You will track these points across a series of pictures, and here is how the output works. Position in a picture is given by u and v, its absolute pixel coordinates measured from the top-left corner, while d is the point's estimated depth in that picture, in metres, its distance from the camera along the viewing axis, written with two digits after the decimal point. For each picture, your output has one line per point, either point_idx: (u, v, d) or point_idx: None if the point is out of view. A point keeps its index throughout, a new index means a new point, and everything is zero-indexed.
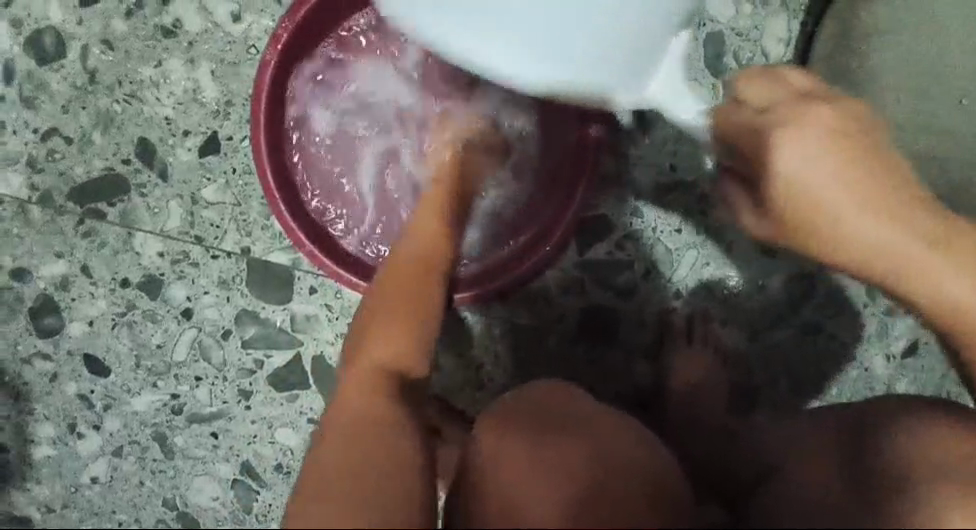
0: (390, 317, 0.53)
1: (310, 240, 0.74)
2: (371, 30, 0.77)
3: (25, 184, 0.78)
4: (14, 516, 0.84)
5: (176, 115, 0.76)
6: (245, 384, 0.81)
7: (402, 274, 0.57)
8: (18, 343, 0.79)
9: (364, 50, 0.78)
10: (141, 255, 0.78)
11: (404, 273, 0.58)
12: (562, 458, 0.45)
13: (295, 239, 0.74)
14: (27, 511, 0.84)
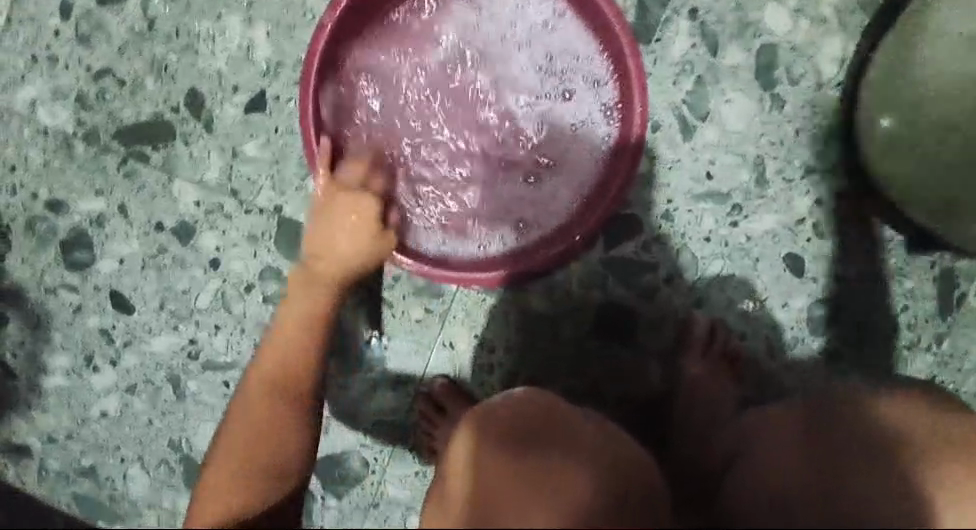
0: (240, 434, 0.61)
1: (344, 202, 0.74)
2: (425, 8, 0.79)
3: (72, 120, 0.80)
4: (13, 444, 0.85)
5: (227, 69, 0.78)
6: (261, 338, 0.83)
7: (268, 373, 0.63)
8: (46, 272, 0.81)
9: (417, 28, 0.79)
10: (178, 201, 0.80)
11: (264, 379, 0.63)
12: (561, 472, 0.46)
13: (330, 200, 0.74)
14: (27, 439, 0.85)
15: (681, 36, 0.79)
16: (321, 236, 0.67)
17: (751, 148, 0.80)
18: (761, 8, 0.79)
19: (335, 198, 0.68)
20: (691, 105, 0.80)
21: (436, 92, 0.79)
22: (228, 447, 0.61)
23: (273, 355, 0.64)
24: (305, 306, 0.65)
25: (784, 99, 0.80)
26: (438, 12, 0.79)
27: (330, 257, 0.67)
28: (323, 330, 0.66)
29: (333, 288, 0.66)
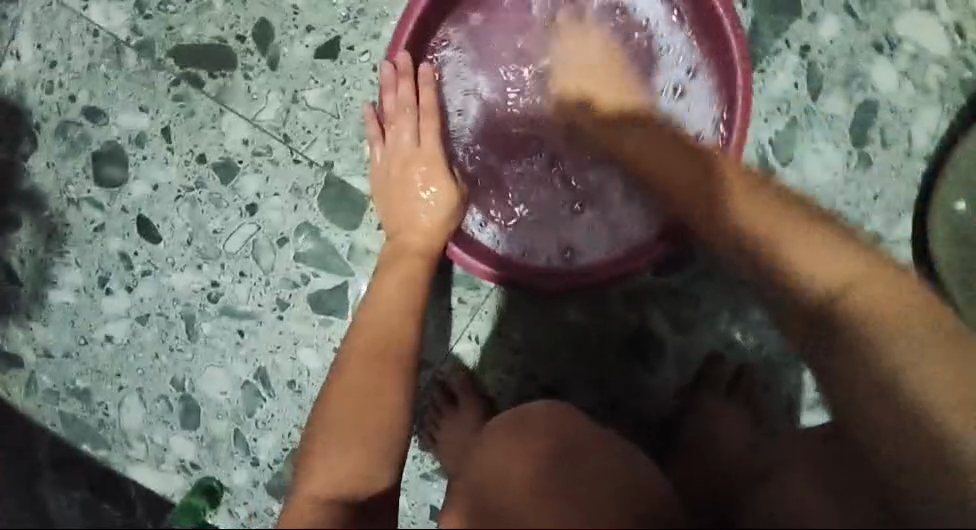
0: (345, 417, 0.57)
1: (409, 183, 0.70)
2: None
3: (126, 26, 0.73)
4: (3, 351, 0.81)
5: (306, 7, 0.73)
6: (285, 294, 0.80)
7: (361, 343, 0.63)
8: (71, 182, 0.76)
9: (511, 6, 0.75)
10: (225, 136, 0.75)
11: (365, 357, 0.62)
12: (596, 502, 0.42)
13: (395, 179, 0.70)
14: (19, 349, 0.81)
15: (785, 71, 0.75)
16: (407, 206, 0.69)
17: (827, 203, 0.77)
18: (872, 61, 0.75)
19: (408, 163, 0.69)
20: (776, 146, 0.77)
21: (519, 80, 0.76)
22: (337, 422, 0.57)
23: (368, 331, 0.64)
24: (398, 275, 0.66)
25: (871, 160, 0.77)
26: None
27: (421, 224, 0.68)
28: (418, 301, 0.66)
29: (423, 265, 0.67)
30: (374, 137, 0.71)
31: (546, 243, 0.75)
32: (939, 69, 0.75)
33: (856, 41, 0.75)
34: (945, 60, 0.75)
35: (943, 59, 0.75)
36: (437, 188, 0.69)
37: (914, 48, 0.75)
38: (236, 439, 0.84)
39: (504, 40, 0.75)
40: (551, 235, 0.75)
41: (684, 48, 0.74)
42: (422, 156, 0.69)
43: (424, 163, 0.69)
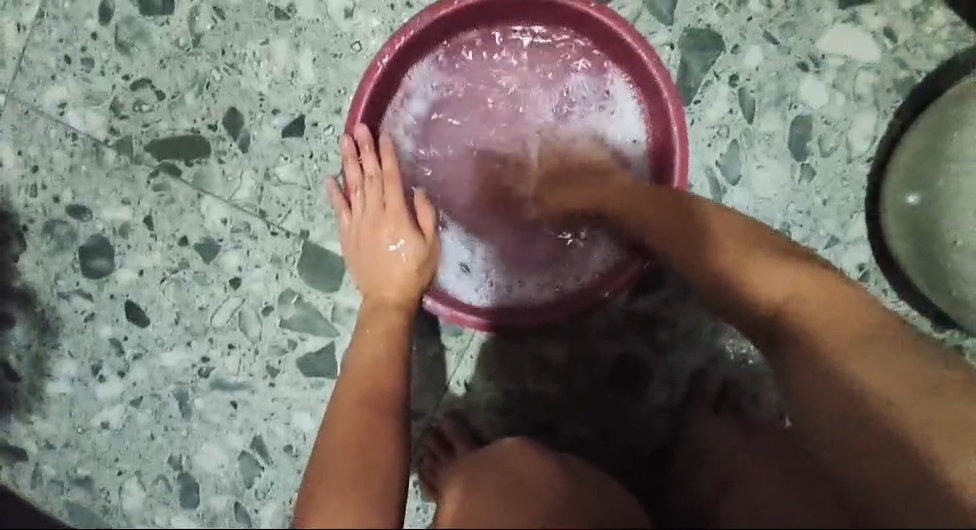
0: (341, 456, 0.57)
1: (369, 245, 0.74)
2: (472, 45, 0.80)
3: (105, 127, 0.79)
4: (3, 449, 0.83)
5: (269, 90, 0.78)
6: (274, 361, 0.82)
7: (349, 390, 0.64)
8: (61, 277, 0.80)
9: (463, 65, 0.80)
10: (205, 218, 0.79)
11: (352, 406, 0.62)
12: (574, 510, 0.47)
13: (360, 244, 0.74)
14: (16, 446, 0.83)
15: (720, 98, 0.81)
16: (380, 263, 0.73)
17: (778, 215, 0.82)
18: (800, 80, 0.81)
19: (378, 220, 0.74)
20: (723, 167, 0.81)
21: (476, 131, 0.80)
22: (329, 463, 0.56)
23: (353, 382, 0.65)
24: (378, 328, 0.70)
25: (815, 170, 0.82)
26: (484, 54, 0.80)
27: (394, 277, 0.72)
28: (400, 346, 0.69)
29: (399, 316, 0.71)
30: (341, 203, 0.75)
31: (523, 286, 0.80)
32: (867, 78, 0.81)
33: (784, 63, 0.81)
34: (872, 68, 0.81)
35: (871, 67, 0.81)
36: (407, 242, 0.73)
37: (841, 61, 0.81)
38: (238, 511, 0.84)
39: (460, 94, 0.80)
40: (528, 274, 0.80)
41: (624, 91, 0.80)
42: (388, 220, 0.73)
43: (392, 223, 0.73)
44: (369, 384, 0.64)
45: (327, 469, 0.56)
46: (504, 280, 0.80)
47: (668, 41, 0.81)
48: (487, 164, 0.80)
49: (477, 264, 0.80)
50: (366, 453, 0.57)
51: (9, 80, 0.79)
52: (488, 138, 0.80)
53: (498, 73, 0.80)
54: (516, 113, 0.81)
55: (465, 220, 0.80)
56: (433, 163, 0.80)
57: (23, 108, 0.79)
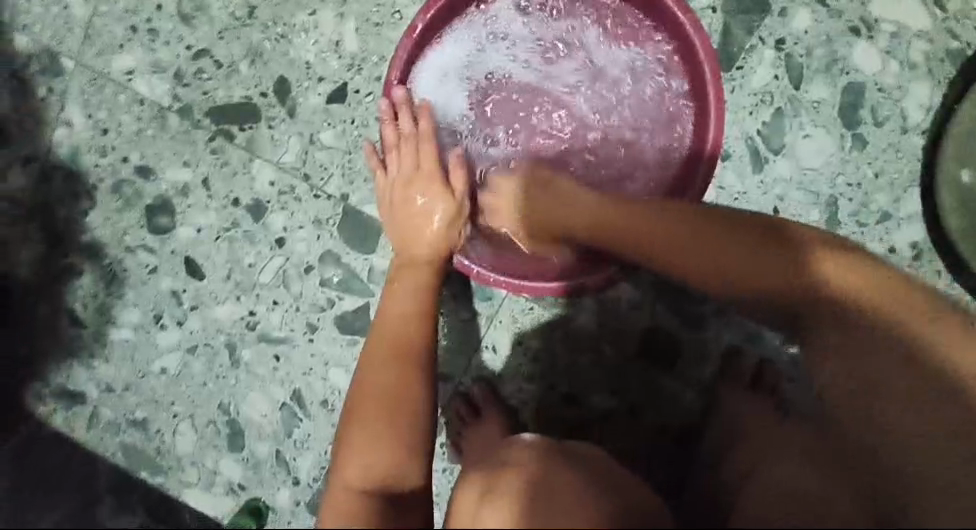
0: (371, 413, 0.61)
1: (399, 201, 0.76)
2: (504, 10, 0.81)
3: (169, 94, 0.85)
4: (70, 389, 0.91)
5: (315, 58, 0.83)
6: (314, 318, 0.87)
7: (380, 342, 0.67)
8: (128, 232, 0.88)
9: (497, 26, 0.81)
10: (255, 181, 0.85)
11: (381, 362, 0.65)
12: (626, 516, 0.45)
13: (390, 200, 0.77)
14: (84, 387, 0.91)
15: (764, 65, 0.78)
16: (413, 220, 0.75)
17: (826, 188, 0.78)
18: (851, 45, 0.77)
19: (414, 179, 0.76)
20: (765, 137, 0.79)
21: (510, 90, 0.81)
22: (357, 421, 0.60)
23: (383, 338, 0.68)
24: (410, 283, 0.72)
25: (866, 140, 0.78)
26: (514, 19, 0.81)
27: (428, 233, 0.75)
28: (430, 295, 0.72)
29: (434, 272, 0.74)
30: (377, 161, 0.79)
31: None
32: (923, 44, 0.77)
33: (833, 28, 0.78)
34: (928, 35, 0.77)
35: (926, 34, 0.77)
36: (437, 200, 0.75)
37: (894, 27, 0.77)
38: (277, 459, 0.90)
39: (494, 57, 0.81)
40: None
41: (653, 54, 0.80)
42: (421, 178, 0.76)
43: (431, 189, 0.76)
44: (399, 337, 0.67)
45: (358, 427, 0.59)
46: None
47: (709, 5, 0.78)
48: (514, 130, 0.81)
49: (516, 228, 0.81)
50: (398, 407, 0.61)
51: (81, 49, 0.86)
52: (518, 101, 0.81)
53: (520, 37, 0.82)
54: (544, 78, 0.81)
55: None
56: (462, 125, 0.81)
57: (93, 74, 0.86)
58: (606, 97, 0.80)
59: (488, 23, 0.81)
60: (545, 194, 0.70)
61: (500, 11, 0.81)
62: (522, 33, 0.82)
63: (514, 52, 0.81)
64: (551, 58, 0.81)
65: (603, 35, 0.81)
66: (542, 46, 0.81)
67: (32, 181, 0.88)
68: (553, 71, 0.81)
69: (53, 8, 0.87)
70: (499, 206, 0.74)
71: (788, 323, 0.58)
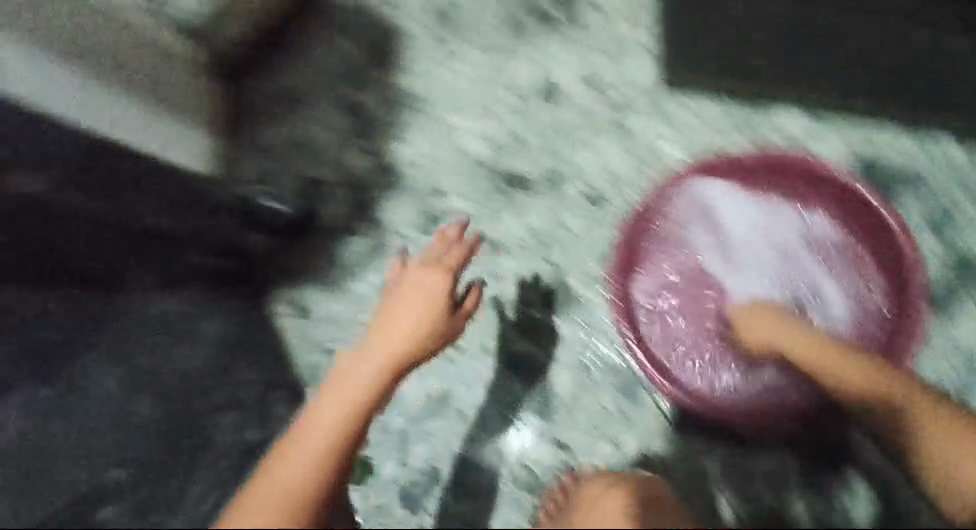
0: (328, 432, 0.80)
1: (617, 279, 1.10)
2: (732, 187, 1.10)
3: (480, 152, 1.17)
4: (304, 305, 1.21)
5: (591, 170, 1.15)
6: (490, 342, 1.11)
7: (328, 398, 0.84)
8: (403, 225, 1.18)
9: (725, 198, 1.10)
10: (504, 228, 1.15)
11: (330, 417, 0.81)
12: None
13: (610, 278, 1.11)
14: (312, 307, 1.21)
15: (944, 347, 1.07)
16: (404, 317, 0.95)
17: None
18: None
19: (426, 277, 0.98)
20: None
21: (714, 248, 1.10)
22: (311, 439, 0.79)
23: (338, 394, 0.84)
24: (380, 359, 0.89)
25: None
26: (739, 198, 1.10)
27: (410, 327, 0.94)
28: (389, 379, 0.89)
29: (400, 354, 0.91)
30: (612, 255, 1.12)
31: (708, 379, 1.07)
32: None
33: None
34: None
35: None
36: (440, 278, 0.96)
37: None
38: (402, 438, 1.09)
39: (713, 219, 1.10)
40: (715, 374, 1.07)
41: (827, 282, 1.08)
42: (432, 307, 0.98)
43: (438, 275, 0.97)
44: (346, 415, 0.82)
45: (305, 447, 0.78)
46: (687, 361, 1.07)
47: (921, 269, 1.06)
48: (705, 276, 1.09)
49: (684, 348, 1.08)
50: (340, 449, 0.79)
51: (441, 99, 1.20)
52: (719, 261, 1.09)
53: (737, 214, 1.10)
54: (743, 252, 1.09)
55: (679, 310, 1.09)
56: (657, 248, 1.11)
57: (438, 119, 1.19)
58: (802, 300, 1.07)
59: (720, 192, 1.10)
60: (776, 332, 0.97)
61: (731, 191, 1.10)
62: (737, 212, 1.10)
63: (728, 223, 1.10)
64: (755, 243, 1.09)
65: (797, 253, 1.09)
66: (750, 229, 1.10)
67: (366, 167, 1.21)
68: (751, 252, 1.09)
69: (434, 65, 1.20)
70: (748, 323, 1.01)
71: (887, 452, 0.95)
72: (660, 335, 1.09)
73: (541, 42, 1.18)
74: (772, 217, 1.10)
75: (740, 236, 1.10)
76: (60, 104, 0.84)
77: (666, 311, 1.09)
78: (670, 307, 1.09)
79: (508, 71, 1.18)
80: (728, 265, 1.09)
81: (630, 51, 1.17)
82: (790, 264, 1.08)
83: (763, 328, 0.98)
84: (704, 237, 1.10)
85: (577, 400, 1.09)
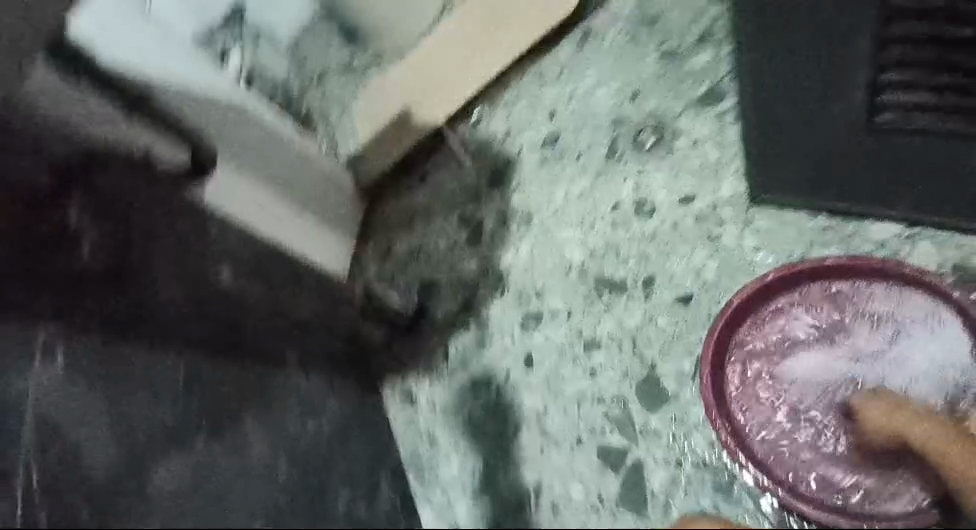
0: None
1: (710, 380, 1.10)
2: (826, 291, 1.13)
3: (577, 259, 1.30)
4: (410, 393, 1.33)
5: (681, 273, 1.23)
6: (584, 436, 1.19)
7: None
8: (505, 323, 1.30)
9: (820, 301, 1.13)
10: (599, 328, 1.24)
11: None
12: None
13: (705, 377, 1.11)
14: (418, 396, 1.32)
15: None
16: None
17: None
18: None
19: None
20: None
21: (812, 352, 1.11)
22: None
23: None
24: None
25: None
26: (835, 302, 1.12)
27: None
28: None
29: None
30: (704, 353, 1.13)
31: (814, 481, 1.05)
32: None
33: None
34: None
35: None
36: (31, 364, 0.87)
37: None
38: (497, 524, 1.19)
39: (809, 322, 1.12)
40: (820, 475, 1.05)
41: (940, 388, 1.05)
42: None
43: None
44: None
45: None
46: (787, 464, 1.07)
47: None
48: (803, 379, 1.10)
49: (786, 450, 1.07)
50: None
51: (542, 213, 1.36)
52: (818, 364, 1.10)
53: (833, 318, 1.11)
54: (842, 357, 1.09)
55: (779, 413, 1.09)
56: (753, 348, 1.13)
57: (539, 229, 1.35)
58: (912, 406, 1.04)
59: (815, 295, 1.13)
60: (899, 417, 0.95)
61: (826, 295, 1.13)
62: (833, 316, 1.11)
63: (827, 328, 1.11)
64: (854, 349, 1.09)
65: (903, 359, 1.07)
66: (849, 334, 1.10)
67: (476, 272, 1.36)
68: (851, 356, 1.09)
69: (537, 185, 1.38)
70: (869, 412, 0.98)
71: None
72: (761, 436, 1.09)
73: (637, 167, 1.32)
74: (871, 322, 1.10)
75: (839, 340, 1.10)
76: (266, 232, 1.16)
77: (764, 413, 1.10)
78: (769, 409, 1.10)
79: (603, 187, 1.34)
80: (828, 368, 1.09)
81: (728, 175, 1.26)
82: (895, 371, 1.07)
83: (886, 417, 0.97)
84: (801, 340, 1.12)
85: (672, 496, 1.12)
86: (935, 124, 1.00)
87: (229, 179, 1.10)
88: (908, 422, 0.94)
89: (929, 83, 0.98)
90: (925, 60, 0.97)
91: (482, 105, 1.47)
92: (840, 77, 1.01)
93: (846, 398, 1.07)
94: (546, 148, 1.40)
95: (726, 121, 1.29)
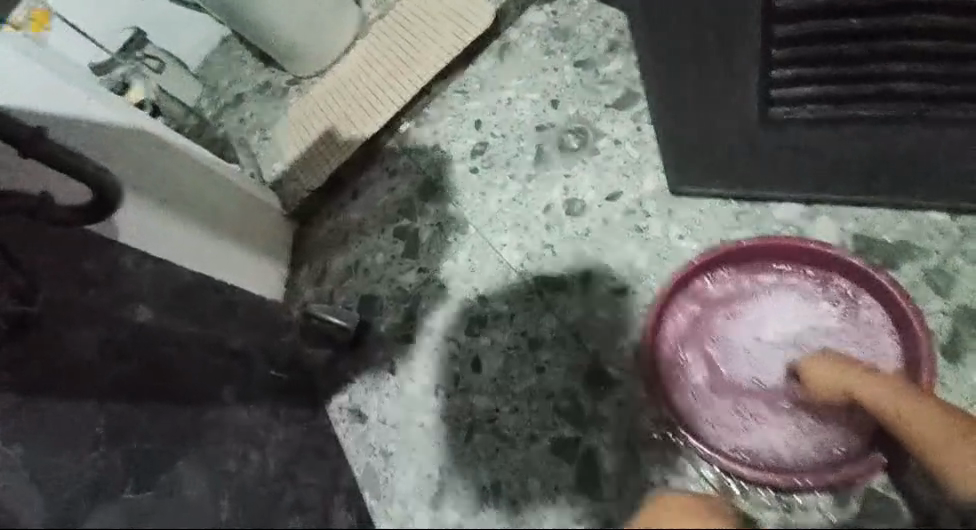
0: None
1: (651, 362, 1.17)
2: (747, 269, 1.22)
3: (516, 260, 1.33)
4: (359, 409, 1.30)
5: (614, 265, 1.29)
6: (538, 431, 1.21)
7: None
8: (450, 329, 1.31)
9: (742, 278, 1.22)
10: (542, 325, 1.27)
11: None
12: None
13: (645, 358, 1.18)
14: (367, 412, 1.30)
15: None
16: None
17: None
18: None
19: None
20: None
21: (738, 326, 1.21)
22: None
23: None
24: None
25: None
26: (755, 279, 1.22)
27: None
28: None
29: None
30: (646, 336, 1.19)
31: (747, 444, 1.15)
32: None
33: None
34: None
35: None
36: None
37: None
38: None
39: (734, 299, 1.22)
40: (752, 438, 1.15)
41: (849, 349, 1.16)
42: None
43: None
44: None
45: None
46: (724, 431, 1.16)
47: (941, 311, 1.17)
48: (732, 352, 1.20)
49: (720, 418, 1.17)
50: None
51: (477, 217, 1.38)
52: (743, 338, 1.20)
53: (753, 294, 1.22)
54: (763, 329, 1.20)
55: (713, 386, 1.18)
56: (685, 328, 1.21)
57: (476, 234, 1.37)
58: None
59: (737, 273, 1.22)
60: (845, 378, 1.02)
61: (747, 272, 1.22)
62: (753, 292, 1.22)
63: (748, 304, 1.21)
64: (773, 321, 1.20)
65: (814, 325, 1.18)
66: (767, 308, 1.21)
67: (415, 281, 1.36)
68: (770, 327, 1.20)
69: (470, 191, 1.41)
70: (818, 370, 1.06)
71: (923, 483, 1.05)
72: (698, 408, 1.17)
73: (564, 169, 1.38)
74: (785, 294, 1.21)
75: (760, 313, 1.21)
76: (190, 260, 1.11)
77: (699, 387, 1.18)
78: (704, 382, 1.19)
79: (534, 189, 1.38)
80: (751, 340, 1.20)
81: (646, 170, 1.34)
82: (808, 337, 1.18)
83: (835, 376, 1.04)
84: (727, 317, 1.21)
85: (625, 478, 1.16)
86: (823, 114, 1.03)
87: (132, 210, 1.00)
88: (851, 381, 1.02)
89: (815, 74, 0.99)
90: (811, 53, 0.96)
91: (408, 117, 1.49)
92: (729, 85, 1.01)
93: (768, 365, 1.18)
94: (475, 155, 1.43)
95: (641, 122, 1.38)
